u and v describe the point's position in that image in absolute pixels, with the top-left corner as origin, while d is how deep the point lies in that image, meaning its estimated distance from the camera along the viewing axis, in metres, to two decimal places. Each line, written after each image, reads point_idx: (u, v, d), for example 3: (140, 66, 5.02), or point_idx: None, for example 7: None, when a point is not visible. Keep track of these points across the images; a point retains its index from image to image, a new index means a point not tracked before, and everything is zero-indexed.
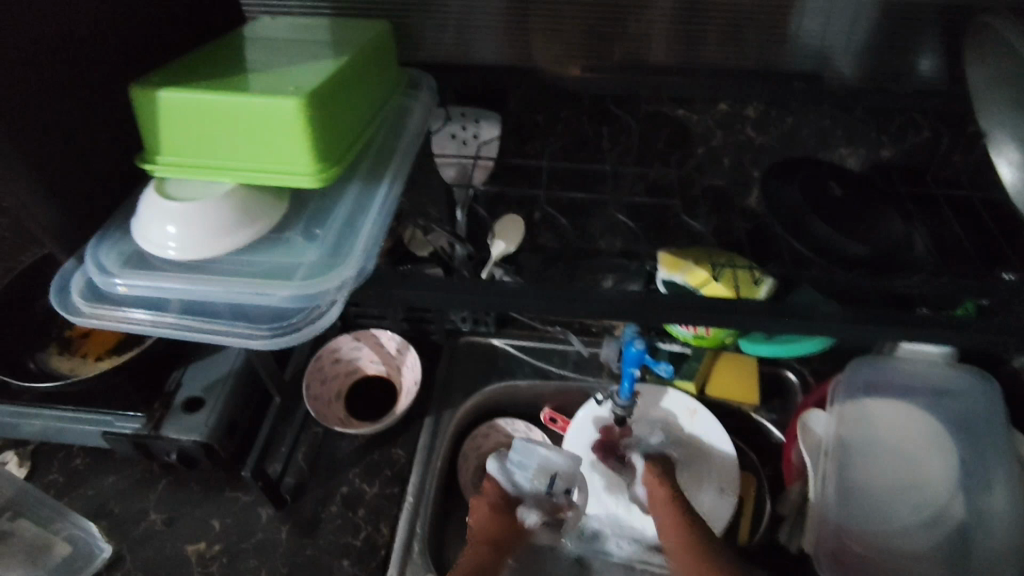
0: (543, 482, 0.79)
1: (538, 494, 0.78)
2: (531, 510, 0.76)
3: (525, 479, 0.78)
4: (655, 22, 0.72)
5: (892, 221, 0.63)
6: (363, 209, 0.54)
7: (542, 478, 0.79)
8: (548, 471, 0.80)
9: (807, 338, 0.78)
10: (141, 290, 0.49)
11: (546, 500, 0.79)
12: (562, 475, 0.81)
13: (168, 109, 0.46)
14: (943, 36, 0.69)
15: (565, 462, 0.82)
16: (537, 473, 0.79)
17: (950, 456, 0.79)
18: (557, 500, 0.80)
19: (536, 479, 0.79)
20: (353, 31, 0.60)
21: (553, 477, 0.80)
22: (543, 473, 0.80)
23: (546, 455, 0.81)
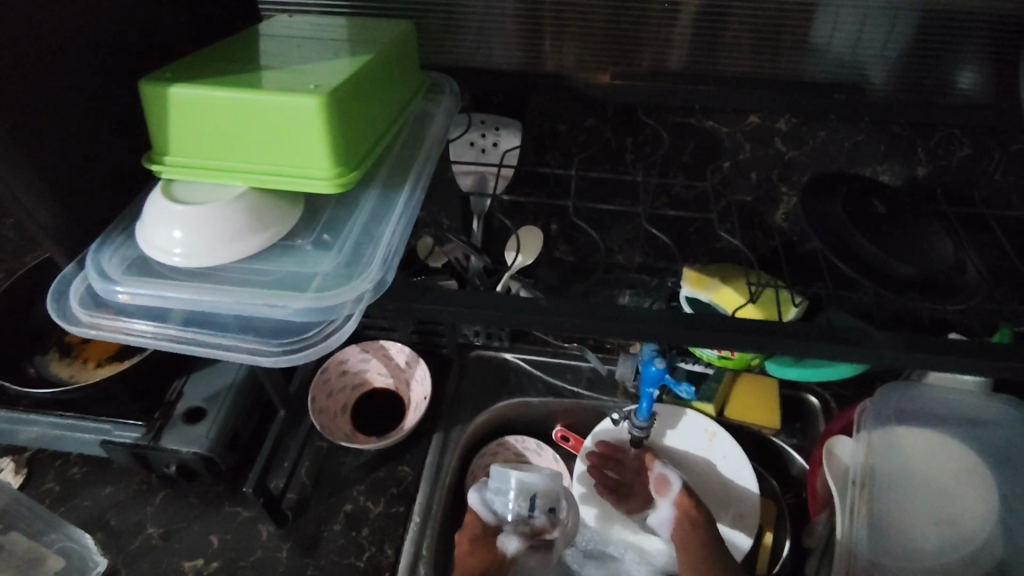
0: (522, 506, 0.80)
1: (518, 518, 0.81)
2: (510, 537, 0.80)
3: (501, 505, 0.80)
4: (686, 29, 0.68)
5: (938, 242, 0.59)
6: (382, 216, 0.51)
7: (521, 500, 0.80)
8: (526, 493, 0.81)
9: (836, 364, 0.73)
10: (144, 299, 0.46)
11: (527, 522, 0.81)
12: (541, 494, 0.81)
13: (178, 105, 0.43)
14: (994, 48, 0.65)
15: (542, 481, 0.81)
16: (516, 497, 0.80)
17: (988, 489, 0.75)
18: (538, 521, 0.81)
19: (513, 503, 0.80)
20: (374, 31, 0.57)
21: (531, 498, 0.80)
22: (520, 496, 0.80)
23: (521, 476, 0.80)
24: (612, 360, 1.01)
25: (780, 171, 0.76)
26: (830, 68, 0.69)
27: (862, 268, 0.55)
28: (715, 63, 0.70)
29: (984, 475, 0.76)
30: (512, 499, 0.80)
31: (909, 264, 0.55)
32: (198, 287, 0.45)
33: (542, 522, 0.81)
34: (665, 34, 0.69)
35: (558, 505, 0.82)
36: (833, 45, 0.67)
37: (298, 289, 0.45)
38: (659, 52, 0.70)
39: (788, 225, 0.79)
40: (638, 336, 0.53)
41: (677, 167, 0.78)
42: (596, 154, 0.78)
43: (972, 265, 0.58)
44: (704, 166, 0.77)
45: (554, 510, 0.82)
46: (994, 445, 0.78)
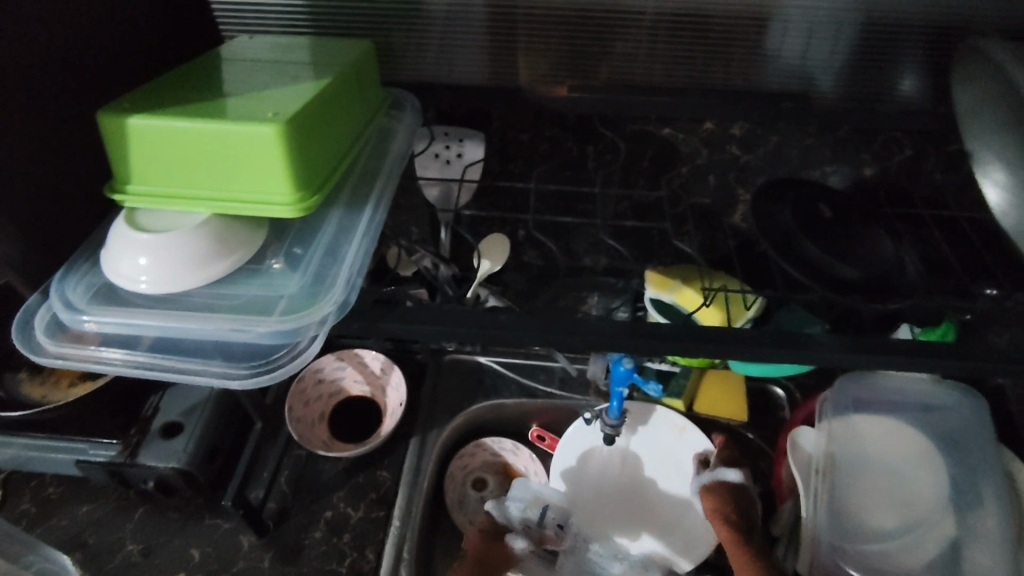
0: (535, 512, 0.79)
1: (528, 524, 0.79)
2: (519, 537, 0.77)
3: (514, 508, 0.78)
4: (640, 43, 0.71)
5: (880, 242, 0.62)
6: (345, 236, 0.52)
7: (534, 508, 0.80)
8: (539, 502, 0.81)
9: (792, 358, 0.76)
10: (111, 328, 0.46)
11: (535, 529, 0.79)
12: (554, 507, 0.81)
13: (138, 136, 0.44)
14: (927, 57, 0.69)
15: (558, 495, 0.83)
16: (530, 503, 0.80)
17: (939, 472, 0.79)
18: (547, 531, 0.80)
19: (527, 508, 0.79)
20: (334, 52, 0.59)
21: (544, 508, 0.80)
22: (535, 504, 0.80)
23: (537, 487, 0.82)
24: (583, 360, 1.04)
25: (736, 174, 0.79)
26: (779, 76, 0.72)
27: (810, 271, 0.58)
28: (671, 73, 0.73)
29: (936, 459, 0.80)
30: (526, 503, 0.80)
31: (853, 266, 0.58)
32: (165, 314, 0.46)
33: (551, 533, 0.80)
34: (622, 47, 0.71)
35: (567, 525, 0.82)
36: (782, 53, 0.70)
37: (263, 313, 0.46)
38: (618, 63, 0.73)
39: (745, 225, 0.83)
40: (600, 343, 0.56)
41: (638, 173, 0.80)
42: (560, 163, 0.80)
43: (911, 262, 0.61)
44: (663, 171, 0.79)
45: (564, 524, 0.81)
46: (945, 430, 0.82)
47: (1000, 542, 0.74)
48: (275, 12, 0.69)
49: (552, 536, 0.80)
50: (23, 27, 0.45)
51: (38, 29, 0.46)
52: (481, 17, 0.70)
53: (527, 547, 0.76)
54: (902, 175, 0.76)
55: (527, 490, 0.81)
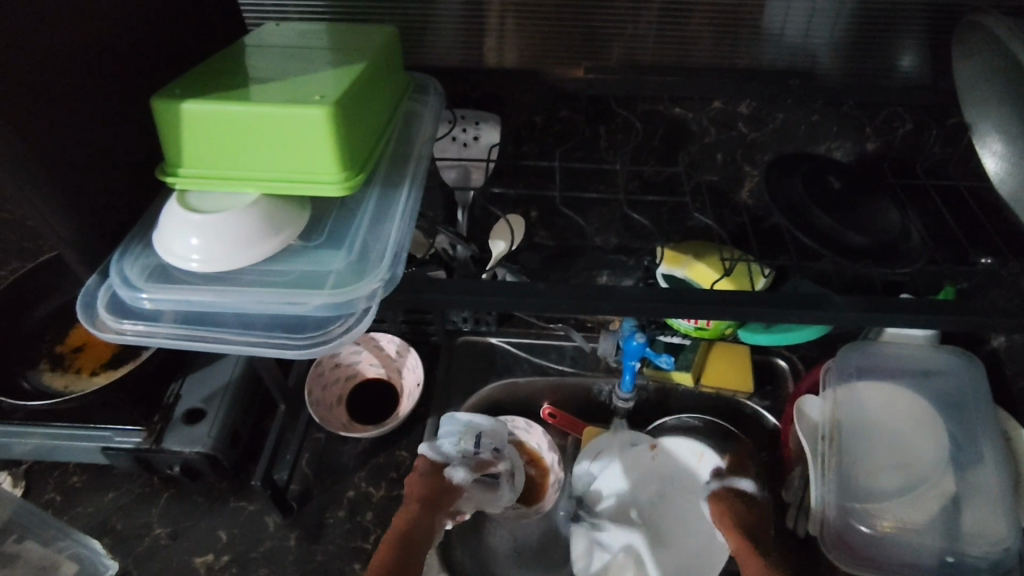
0: (470, 442, 0.84)
1: (465, 454, 0.83)
2: (457, 467, 0.81)
3: (448, 443, 0.84)
4: (650, 24, 0.73)
5: (885, 212, 0.65)
6: (384, 215, 0.54)
7: (468, 438, 0.85)
8: (473, 431, 0.86)
9: (802, 328, 0.79)
10: (169, 303, 0.49)
11: (472, 456, 0.84)
12: (486, 434, 0.86)
13: (191, 120, 0.46)
14: (926, 34, 0.72)
15: (489, 422, 0.88)
16: (463, 435, 0.85)
17: (940, 433, 0.83)
18: (484, 455, 0.85)
19: (461, 440, 0.84)
20: (363, 37, 0.60)
21: (477, 436, 0.85)
22: (468, 433, 0.85)
23: (467, 419, 0.87)
24: (594, 337, 1.07)
25: (743, 152, 0.82)
26: (783, 54, 0.75)
27: (821, 240, 0.61)
28: (678, 55, 0.76)
29: (937, 420, 0.84)
30: (458, 436, 0.84)
31: (862, 234, 0.61)
32: (221, 290, 0.48)
33: (488, 457, 0.85)
34: (631, 29, 0.74)
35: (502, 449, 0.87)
36: (787, 30, 0.72)
37: (314, 287, 0.48)
38: (629, 45, 0.75)
39: (752, 201, 0.85)
40: (623, 313, 0.58)
41: (648, 152, 0.82)
42: (572, 146, 0.82)
43: (916, 231, 0.64)
44: (673, 150, 0.82)
45: (500, 448, 0.86)
46: (944, 392, 0.86)
47: (998, 496, 0.78)
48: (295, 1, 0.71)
49: (491, 458, 0.85)
50: (75, 17, 0.46)
51: (88, 19, 0.47)
52: (497, 2, 0.72)
53: (465, 474, 0.81)
54: (902, 148, 0.79)
55: (455, 424, 0.86)
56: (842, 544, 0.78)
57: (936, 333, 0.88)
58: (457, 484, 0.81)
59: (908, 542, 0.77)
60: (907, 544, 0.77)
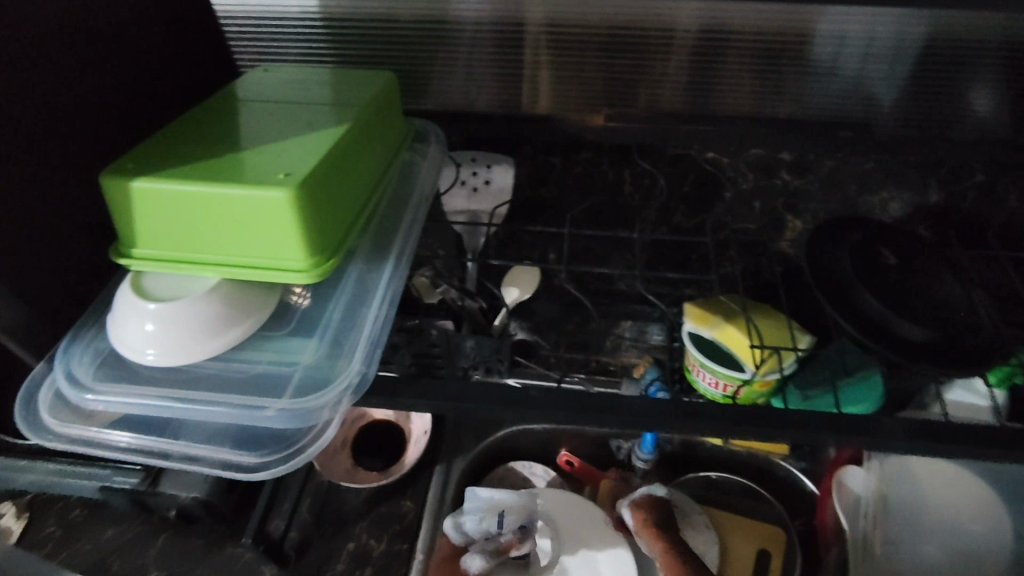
0: (490, 522, 0.73)
1: (486, 536, 0.72)
2: (473, 555, 0.71)
3: (469, 523, 0.72)
4: (679, 66, 0.66)
5: (946, 290, 0.57)
6: (365, 297, 0.49)
7: (490, 517, 0.73)
8: (495, 509, 0.74)
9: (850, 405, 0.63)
10: (118, 408, 0.44)
11: (493, 540, 0.72)
12: (511, 510, 0.74)
13: (145, 201, 0.41)
14: (1002, 77, 0.62)
15: (514, 497, 0.75)
16: (486, 513, 0.73)
17: (1005, 526, 0.71)
18: (506, 538, 0.72)
19: (482, 520, 0.73)
20: (355, 86, 0.54)
21: (500, 515, 0.73)
22: (489, 514, 0.73)
23: (490, 494, 0.74)
24: None
25: (785, 201, 0.73)
26: (833, 93, 0.66)
27: (865, 328, 0.53)
28: (708, 102, 0.68)
29: (1000, 515, 0.72)
30: (481, 516, 0.73)
31: (924, 325, 0.52)
32: (169, 394, 0.43)
33: (512, 538, 0.72)
34: (660, 70, 0.66)
35: (532, 525, 0.74)
36: (837, 70, 0.64)
37: (275, 395, 0.43)
38: (659, 90, 0.68)
39: None
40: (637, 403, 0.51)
41: (678, 198, 0.74)
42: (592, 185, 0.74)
43: (984, 310, 0.55)
44: (705, 196, 0.73)
45: (526, 527, 0.73)
46: (1010, 483, 0.73)
47: None
48: (294, 30, 0.65)
49: (512, 540, 0.73)
50: (22, 68, 0.41)
51: (39, 76, 0.42)
52: (529, 40, 0.65)
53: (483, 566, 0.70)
54: (970, 202, 0.69)
55: (477, 499, 0.73)
56: None
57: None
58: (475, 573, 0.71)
59: None
60: None
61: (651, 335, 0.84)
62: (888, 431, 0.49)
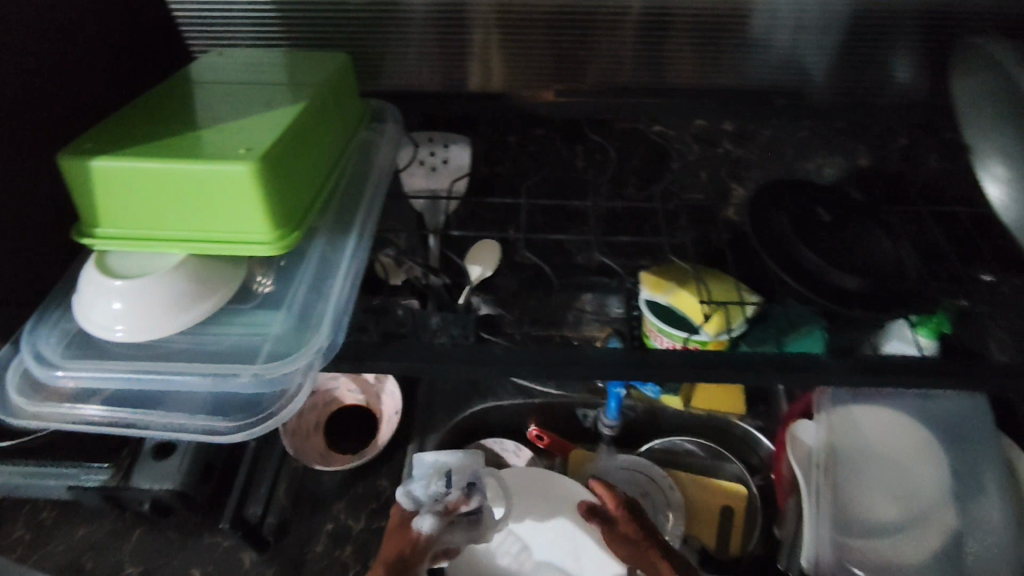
0: (438, 484, 0.67)
1: (435, 499, 0.67)
2: (423, 516, 0.66)
3: (417, 488, 0.67)
4: (626, 42, 0.69)
5: (877, 244, 0.61)
6: (330, 270, 0.50)
7: (436, 480, 0.68)
8: (441, 471, 0.68)
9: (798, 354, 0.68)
10: (89, 382, 0.45)
11: (441, 500, 0.67)
12: (456, 470, 0.69)
13: (107, 180, 0.42)
14: (920, 47, 0.67)
15: (458, 456, 0.70)
16: (431, 477, 0.68)
17: (941, 463, 0.77)
18: (455, 496, 0.68)
19: (429, 484, 0.67)
20: (311, 66, 0.56)
21: (447, 475, 0.68)
22: (434, 478, 0.68)
23: (433, 457, 0.70)
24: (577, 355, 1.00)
25: (730, 170, 0.77)
26: (770, 65, 0.70)
27: (805, 280, 0.57)
28: (654, 77, 0.72)
29: (937, 452, 0.77)
30: (428, 479, 0.67)
31: (855, 275, 0.57)
32: (142, 367, 0.44)
33: (459, 497, 0.68)
34: (608, 45, 0.69)
35: (479, 483, 0.70)
36: (772, 43, 0.68)
37: (247, 360, 0.45)
38: (607, 66, 0.71)
39: None
40: (598, 362, 0.54)
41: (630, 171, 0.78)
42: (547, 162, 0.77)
43: (908, 260, 0.61)
44: (655, 168, 0.77)
45: (474, 484, 0.69)
46: (943, 425, 0.78)
47: (1002, 532, 0.71)
48: (245, 16, 0.65)
49: (461, 498, 0.68)
50: None
51: None
52: (479, 19, 0.67)
53: (434, 524, 0.66)
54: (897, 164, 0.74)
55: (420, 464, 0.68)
56: None
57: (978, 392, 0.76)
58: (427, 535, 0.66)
59: None
60: None
61: (611, 307, 0.87)
62: (830, 372, 0.53)
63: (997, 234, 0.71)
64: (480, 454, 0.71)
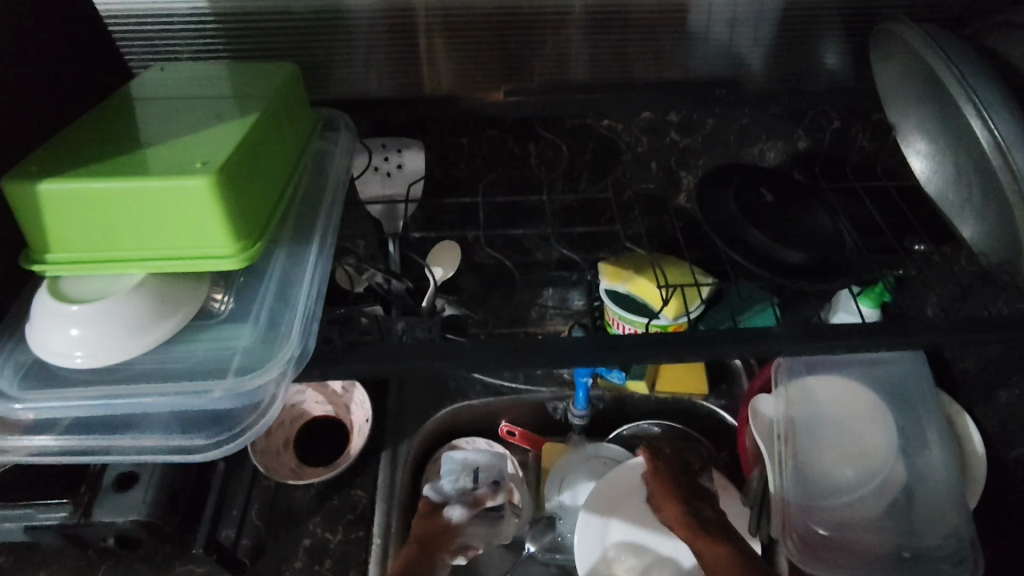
0: (466, 479, 0.81)
1: (462, 491, 0.80)
2: (454, 505, 0.78)
3: (446, 483, 0.80)
4: (571, 40, 0.70)
5: (819, 222, 0.65)
6: (294, 280, 0.50)
7: (465, 475, 0.82)
8: (469, 468, 0.83)
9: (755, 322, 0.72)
10: (50, 413, 0.44)
11: (470, 492, 0.80)
12: (483, 468, 0.83)
13: (55, 203, 0.41)
14: (845, 33, 0.71)
15: (485, 456, 0.85)
16: (460, 472, 0.82)
17: (889, 423, 0.82)
18: (481, 491, 0.81)
19: (457, 479, 0.81)
20: (258, 78, 0.55)
21: (475, 471, 0.83)
22: (465, 471, 0.82)
23: (462, 457, 0.84)
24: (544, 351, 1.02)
25: (677, 158, 0.80)
26: (709, 56, 0.73)
27: (755, 257, 0.60)
28: (601, 72, 0.73)
29: (885, 414, 0.82)
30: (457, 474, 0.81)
31: (800, 250, 0.60)
32: (104, 391, 0.43)
33: (486, 491, 0.81)
34: (553, 44, 0.70)
35: (503, 481, 0.83)
36: (709, 37, 0.71)
37: (216, 376, 0.44)
38: (552, 64, 0.72)
39: (690, 206, 0.84)
40: (568, 356, 0.55)
41: (582, 166, 0.79)
42: (501, 161, 0.78)
43: (847, 236, 0.64)
44: (607, 162, 0.79)
45: (498, 481, 0.82)
46: (888, 382, 0.84)
47: (946, 480, 0.77)
48: (185, 29, 0.64)
49: (486, 493, 0.81)
50: None
51: None
52: (419, 25, 0.68)
53: (463, 513, 0.77)
54: (831, 145, 0.79)
55: (452, 462, 0.83)
56: (805, 548, 0.75)
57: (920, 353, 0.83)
58: (455, 524, 0.77)
59: (866, 538, 0.75)
60: (866, 540, 0.75)
61: (572, 301, 0.91)
62: (786, 343, 0.56)
63: (922, 205, 0.76)
64: (504, 457, 0.87)
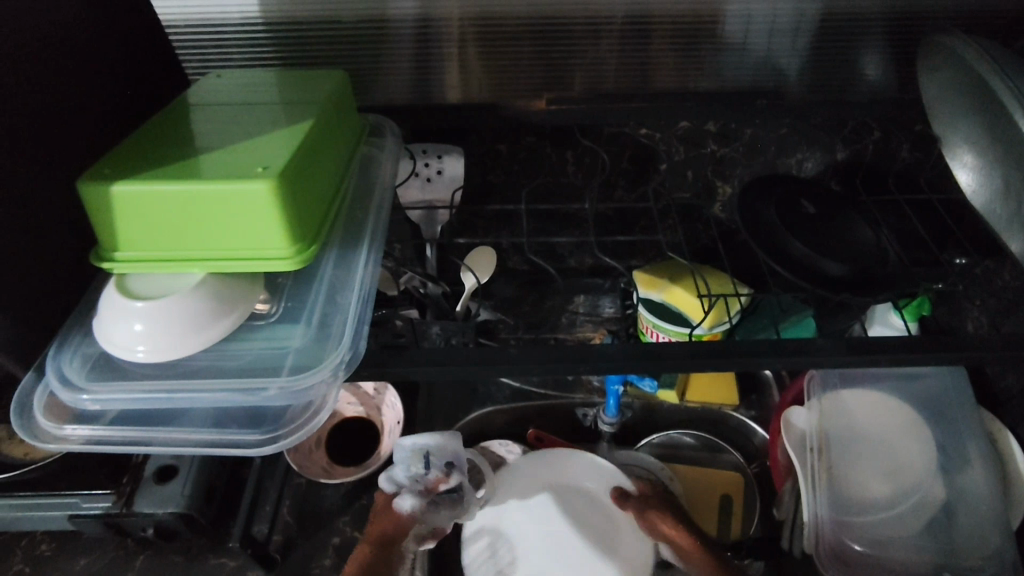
0: (418, 466, 0.66)
1: (415, 478, 0.67)
2: (404, 497, 0.66)
3: (397, 471, 0.66)
4: (611, 49, 0.71)
5: (860, 235, 0.64)
6: (344, 283, 0.52)
7: (416, 460, 0.66)
8: (421, 451, 0.67)
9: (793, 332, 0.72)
10: (114, 403, 0.46)
11: (422, 480, 0.67)
12: (436, 449, 0.67)
13: (125, 203, 0.42)
14: (888, 44, 0.71)
15: (438, 435, 0.68)
16: (410, 458, 0.67)
17: (927, 440, 0.80)
18: (434, 476, 0.67)
19: (408, 466, 0.66)
20: (310, 85, 0.57)
21: (426, 455, 0.67)
22: (416, 455, 0.67)
23: (412, 440, 0.68)
24: None
25: (714, 168, 0.80)
26: (748, 65, 0.73)
27: (796, 269, 0.60)
28: (639, 81, 0.74)
29: (922, 430, 0.80)
30: (408, 464, 0.66)
31: (842, 263, 0.60)
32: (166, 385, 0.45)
33: (440, 475, 0.67)
34: (593, 53, 0.71)
35: (460, 459, 0.69)
36: (749, 46, 0.71)
37: (271, 374, 0.46)
38: (591, 72, 0.73)
39: (725, 215, 0.84)
40: (606, 362, 0.56)
41: (618, 174, 0.80)
42: (538, 167, 0.79)
43: (889, 248, 0.64)
44: (644, 170, 0.79)
45: (453, 463, 0.68)
46: (923, 396, 0.83)
47: (986, 499, 0.75)
48: (237, 37, 0.66)
49: (441, 477, 0.67)
50: None
51: None
52: (464, 33, 0.69)
53: (416, 506, 0.66)
54: (870, 157, 0.78)
55: (404, 448, 0.67)
56: (839, 563, 0.75)
57: (960, 369, 0.81)
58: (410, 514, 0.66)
59: (902, 556, 0.74)
60: (902, 558, 0.74)
61: (603, 307, 0.91)
62: (826, 356, 0.56)
63: (965, 219, 0.75)
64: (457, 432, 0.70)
